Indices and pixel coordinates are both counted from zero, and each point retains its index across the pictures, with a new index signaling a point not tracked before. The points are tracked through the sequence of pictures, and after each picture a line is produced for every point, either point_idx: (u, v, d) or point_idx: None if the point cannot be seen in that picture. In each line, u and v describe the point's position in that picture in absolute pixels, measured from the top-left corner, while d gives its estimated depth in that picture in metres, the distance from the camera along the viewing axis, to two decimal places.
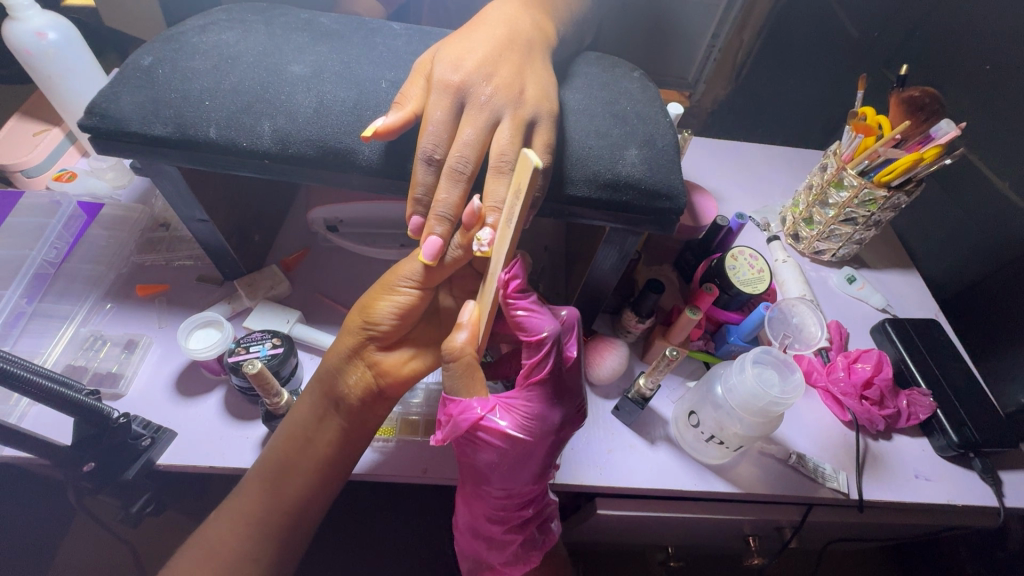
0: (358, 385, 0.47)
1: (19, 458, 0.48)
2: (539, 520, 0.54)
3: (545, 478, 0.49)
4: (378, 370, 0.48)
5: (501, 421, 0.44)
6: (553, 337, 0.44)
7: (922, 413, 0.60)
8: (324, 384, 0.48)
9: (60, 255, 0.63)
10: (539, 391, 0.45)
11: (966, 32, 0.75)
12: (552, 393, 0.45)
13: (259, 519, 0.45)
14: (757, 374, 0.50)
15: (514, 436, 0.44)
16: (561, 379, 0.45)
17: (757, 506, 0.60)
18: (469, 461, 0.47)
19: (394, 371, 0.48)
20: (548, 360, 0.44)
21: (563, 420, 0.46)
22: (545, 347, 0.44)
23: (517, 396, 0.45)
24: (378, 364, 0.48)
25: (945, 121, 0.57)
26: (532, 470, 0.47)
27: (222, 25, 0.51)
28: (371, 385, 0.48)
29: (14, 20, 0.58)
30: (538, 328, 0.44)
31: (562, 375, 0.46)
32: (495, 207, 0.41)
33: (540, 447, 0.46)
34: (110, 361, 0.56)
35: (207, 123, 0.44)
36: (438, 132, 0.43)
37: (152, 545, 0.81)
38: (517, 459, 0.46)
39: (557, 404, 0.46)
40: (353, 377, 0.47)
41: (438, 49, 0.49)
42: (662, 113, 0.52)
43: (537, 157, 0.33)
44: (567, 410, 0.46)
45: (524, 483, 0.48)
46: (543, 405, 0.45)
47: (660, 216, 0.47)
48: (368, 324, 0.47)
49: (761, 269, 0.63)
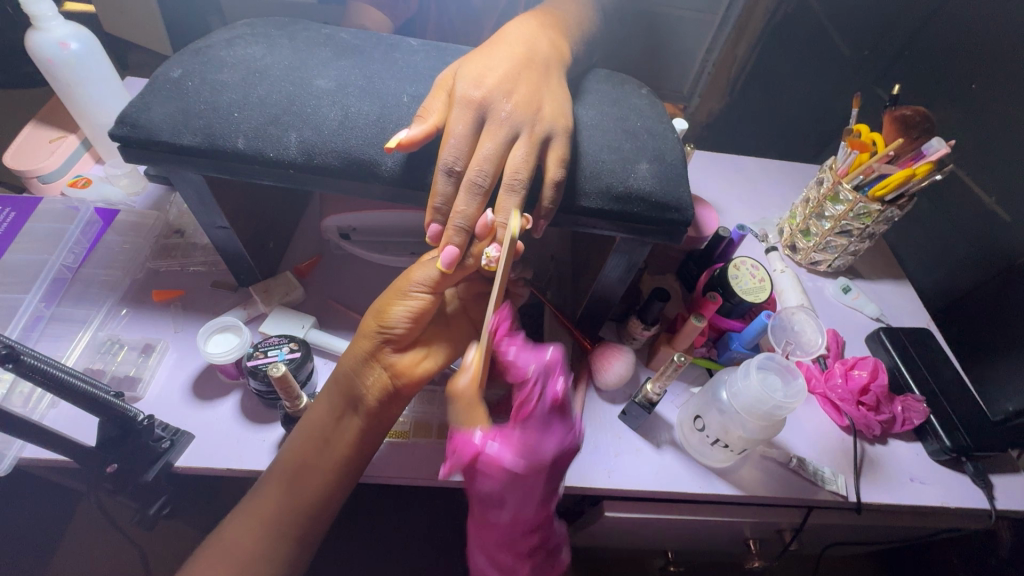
0: (375, 386, 0.48)
1: (39, 459, 0.49)
2: (552, 549, 0.51)
3: (552, 502, 0.47)
4: (394, 372, 0.48)
5: (499, 447, 0.43)
6: (538, 373, 0.44)
7: (916, 419, 0.62)
8: (342, 385, 0.49)
9: (78, 260, 0.64)
10: (530, 421, 0.43)
11: (953, 54, 0.79)
12: (546, 422, 0.43)
13: (277, 517, 0.46)
14: (761, 379, 0.52)
15: (509, 468, 0.42)
16: (553, 407, 0.43)
17: (759, 509, 0.62)
18: (474, 487, 0.45)
19: (408, 372, 0.49)
20: (537, 390, 0.43)
21: (562, 444, 0.44)
22: (534, 381, 0.44)
23: (511, 426, 0.44)
24: (394, 366, 0.48)
25: (935, 140, 0.59)
26: (531, 497, 0.45)
27: (248, 39, 0.53)
28: (388, 386, 0.48)
29: (39, 30, 0.60)
30: (522, 367, 0.45)
31: (557, 399, 0.44)
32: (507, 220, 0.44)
33: (541, 471, 0.43)
34: (127, 364, 0.57)
35: (235, 133, 0.45)
36: (459, 145, 0.45)
37: (154, 549, 0.81)
38: (519, 480, 0.43)
39: (555, 427, 0.43)
40: (370, 378, 0.48)
41: (457, 65, 0.51)
42: (669, 128, 0.54)
43: (518, 224, 0.32)
44: (565, 436, 0.44)
45: (532, 506, 0.45)
46: (539, 435, 0.43)
47: (669, 227, 0.49)
48: (383, 328, 0.48)
49: (762, 279, 0.66)
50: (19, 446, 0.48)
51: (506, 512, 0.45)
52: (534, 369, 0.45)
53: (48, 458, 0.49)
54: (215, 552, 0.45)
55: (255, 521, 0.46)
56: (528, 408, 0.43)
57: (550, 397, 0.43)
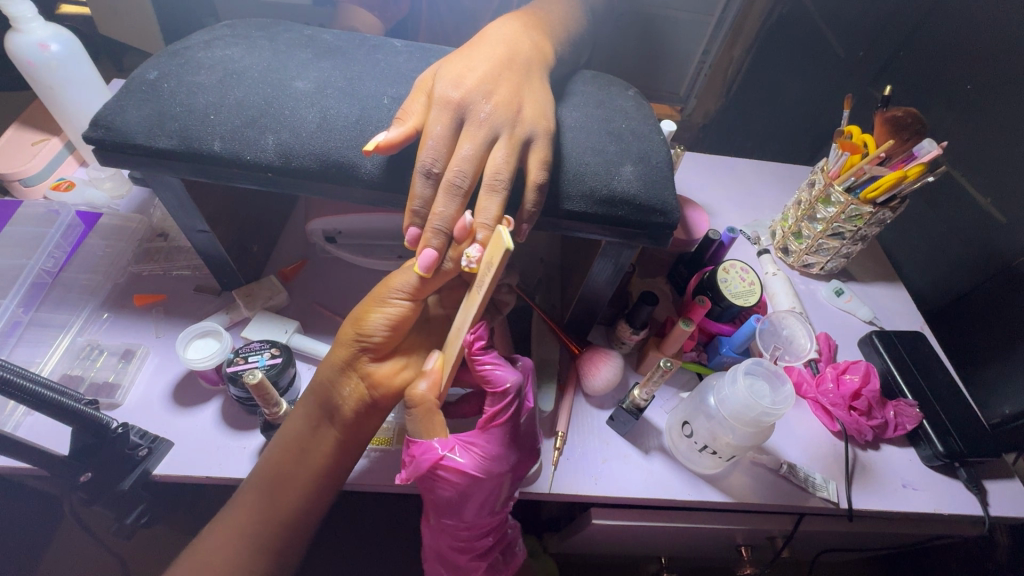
0: (352, 397, 0.47)
1: (14, 467, 0.48)
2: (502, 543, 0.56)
3: (504, 509, 0.51)
4: (370, 382, 0.47)
5: (462, 456, 0.46)
6: (517, 387, 0.47)
7: (909, 424, 0.61)
8: (319, 396, 0.48)
9: (58, 264, 0.63)
10: (498, 434, 0.47)
11: (948, 54, 0.78)
12: (508, 438, 0.48)
13: (255, 529, 0.45)
14: (748, 385, 0.51)
15: (471, 473, 0.46)
16: (516, 431, 0.48)
17: (751, 515, 0.61)
18: (434, 498, 0.48)
19: (385, 383, 0.47)
20: (508, 412, 0.47)
21: (522, 446, 0.49)
22: (505, 397, 0.47)
23: (474, 437, 0.47)
24: (371, 376, 0.47)
25: (926, 141, 0.59)
26: (487, 507, 0.49)
27: (227, 40, 0.52)
28: (365, 397, 0.47)
29: (18, 31, 0.59)
30: (502, 380, 0.47)
31: (517, 430, 0.48)
32: (486, 223, 0.42)
33: (502, 482, 0.48)
34: (106, 370, 0.56)
35: (211, 136, 0.45)
36: (437, 147, 0.44)
37: (140, 555, 0.80)
38: (478, 493, 0.47)
39: (518, 444, 0.48)
40: (347, 389, 0.47)
41: (439, 67, 0.50)
42: (655, 130, 0.53)
43: (509, 238, 0.33)
44: (527, 448, 0.49)
45: (485, 515, 0.49)
46: (498, 442, 0.47)
47: (654, 230, 0.48)
48: (360, 338, 0.47)
49: (751, 282, 0.65)
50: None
51: (462, 513, 0.49)
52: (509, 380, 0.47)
53: (23, 467, 0.48)
54: (193, 562, 0.45)
55: (232, 531, 0.45)
56: (496, 442, 0.47)
57: (515, 409, 0.48)
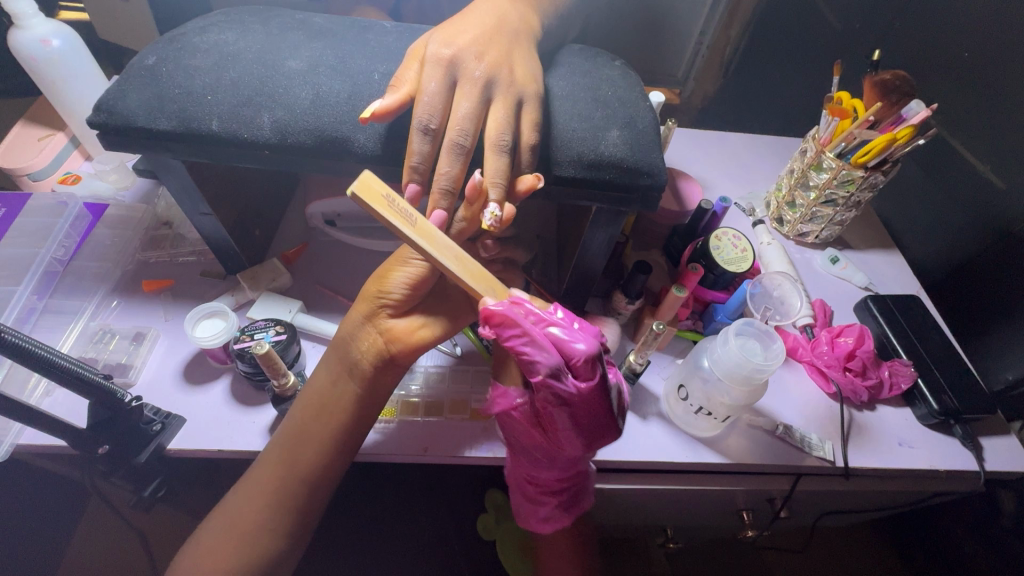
0: (369, 351, 0.49)
1: (33, 443, 0.50)
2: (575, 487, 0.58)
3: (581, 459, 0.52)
4: (388, 337, 0.49)
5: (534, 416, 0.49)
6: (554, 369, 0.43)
7: (903, 383, 0.62)
8: (340, 351, 0.50)
9: (68, 253, 0.65)
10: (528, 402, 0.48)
11: (943, 18, 0.78)
12: (551, 412, 0.45)
13: (277, 490, 0.47)
14: (740, 344, 0.52)
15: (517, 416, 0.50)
16: (578, 410, 0.45)
17: (749, 476, 0.62)
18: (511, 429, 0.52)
19: (403, 338, 0.49)
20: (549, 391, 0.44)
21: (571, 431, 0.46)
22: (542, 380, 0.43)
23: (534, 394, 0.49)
24: (389, 331, 0.49)
25: (915, 103, 0.60)
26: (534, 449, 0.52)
27: (221, 26, 0.53)
28: (382, 351, 0.48)
29: (21, 28, 0.61)
30: (534, 361, 0.42)
31: (577, 411, 0.45)
32: (496, 182, 0.44)
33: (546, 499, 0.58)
34: (119, 353, 0.58)
35: (209, 116, 0.46)
36: (432, 103, 0.45)
37: (159, 538, 0.83)
38: (529, 448, 0.52)
39: (585, 424, 0.46)
40: (365, 342, 0.49)
41: (429, 35, 0.51)
42: (642, 98, 0.54)
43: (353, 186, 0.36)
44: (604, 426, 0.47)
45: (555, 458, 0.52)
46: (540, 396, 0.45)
47: (643, 193, 0.49)
48: (382, 293, 0.49)
49: (744, 249, 0.66)
50: (16, 430, 0.49)
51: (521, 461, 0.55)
52: (539, 364, 0.42)
53: (44, 443, 0.50)
54: (225, 527, 0.47)
55: (253, 498, 0.47)
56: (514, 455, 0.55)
57: (554, 392, 0.44)
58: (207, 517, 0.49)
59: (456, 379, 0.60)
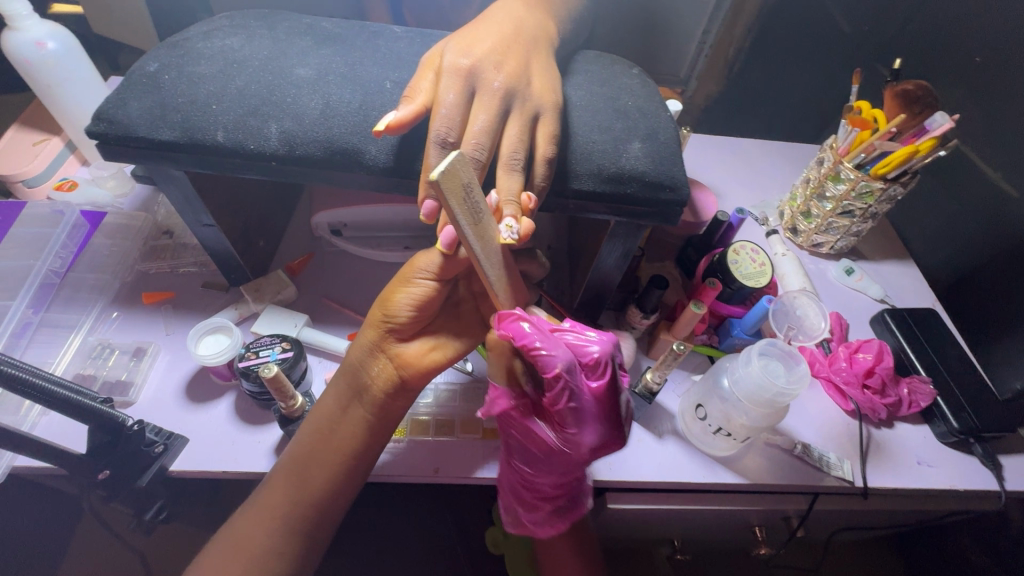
0: (381, 376, 0.47)
1: (30, 466, 0.48)
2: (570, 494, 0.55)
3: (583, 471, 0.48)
4: (399, 362, 0.47)
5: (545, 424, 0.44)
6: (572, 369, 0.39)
7: (924, 401, 0.61)
8: (348, 377, 0.48)
9: (65, 265, 0.63)
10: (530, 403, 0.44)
11: (957, 23, 0.76)
12: (560, 417, 0.41)
13: (285, 516, 0.45)
14: (763, 365, 0.51)
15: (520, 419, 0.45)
16: (591, 414, 0.42)
17: (765, 495, 0.61)
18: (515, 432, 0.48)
19: (414, 363, 0.47)
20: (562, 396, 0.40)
21: (579, 437, 0.42)
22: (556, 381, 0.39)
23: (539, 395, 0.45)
24: (399, 356, 0.47)
25: (938, 114, 0.58)
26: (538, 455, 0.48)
27: (226, 31, 0.51)
28: (393, 377, 0.47)
29: (14, 30, 0.58)
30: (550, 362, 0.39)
31: (589, 413, 0.42)
32: (509, 200, 0.42)
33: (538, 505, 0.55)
34: (119, 369, 0.56)
35: (214, 127, 0.44)
36: (450, 115, 0.43)
37: (161, 552, 0.82)
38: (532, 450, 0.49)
39: (597, 430, 0.43)
40: (376, 368, 0.47)
41: (445, 43, 0.49)
42: (661, 107, 0.52)
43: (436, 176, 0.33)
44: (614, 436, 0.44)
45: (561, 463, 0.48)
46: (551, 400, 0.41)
47: (664, 208, 0.47)
48: (388, 317, 0.47)
49: (762, 263, 0.64)
50: (11, 455, 0.47)
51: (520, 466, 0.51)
52: (556, 361, 0.39)
53: (41, 466, 0.48)
54: (225, 556, 0.45)
55: (257, 525, 0.45)
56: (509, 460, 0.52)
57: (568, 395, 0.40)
58: (214, 534, 0.47)
59: (466, 397, 0.58)
